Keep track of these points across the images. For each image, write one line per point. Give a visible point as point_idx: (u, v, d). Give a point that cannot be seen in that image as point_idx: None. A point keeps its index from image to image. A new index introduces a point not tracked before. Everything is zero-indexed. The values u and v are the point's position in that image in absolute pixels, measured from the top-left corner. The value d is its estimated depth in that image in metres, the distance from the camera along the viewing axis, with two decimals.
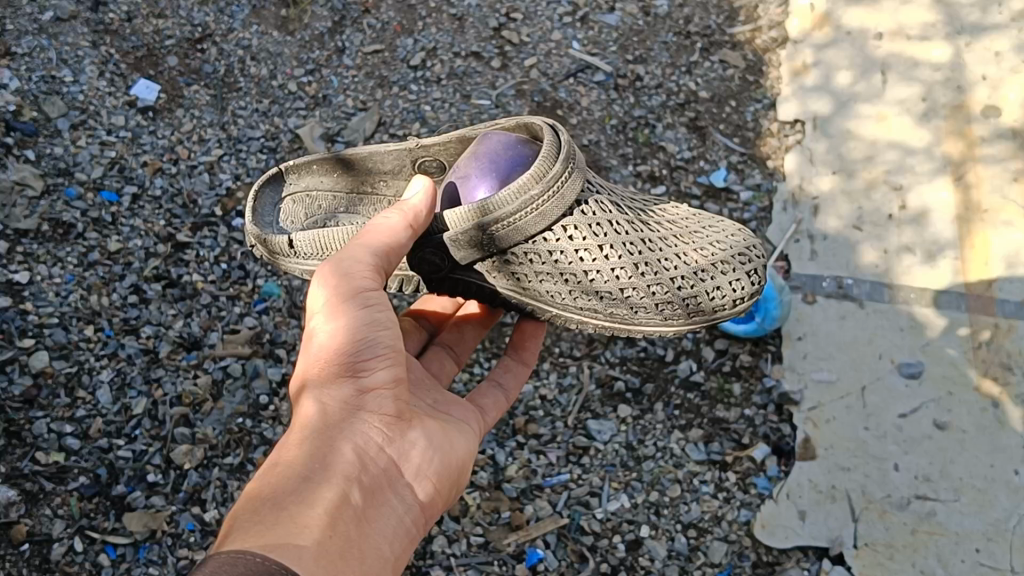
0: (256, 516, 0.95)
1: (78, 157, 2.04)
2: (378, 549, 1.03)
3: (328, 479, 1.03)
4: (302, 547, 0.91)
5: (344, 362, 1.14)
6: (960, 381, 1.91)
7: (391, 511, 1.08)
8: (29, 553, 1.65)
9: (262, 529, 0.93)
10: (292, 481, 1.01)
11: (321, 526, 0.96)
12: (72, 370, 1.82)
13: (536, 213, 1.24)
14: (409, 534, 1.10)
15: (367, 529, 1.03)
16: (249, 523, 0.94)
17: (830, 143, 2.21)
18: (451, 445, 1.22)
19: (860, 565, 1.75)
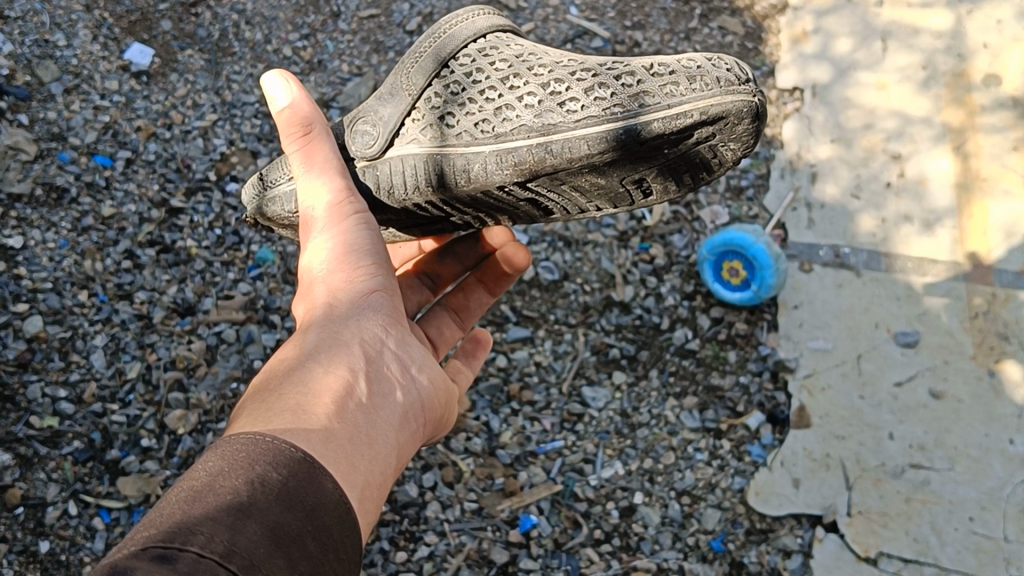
0: (262, 412, 0.89)
1: (71, 121, 2.01)
2: (390, 437, 0.96)
3: (334, 371, 0.95)
4: (310, 434, 0.85)
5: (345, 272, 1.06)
6: (956, 350, 1.91)
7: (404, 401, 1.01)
8: (23, 517, 1.66)
9: (267, 421, 0.87)
10: (295, 374, 0.94)
11: (328, 414, 0.90)
12: (66, 335, 1.82)
13: (444, 36, 1.14)
14: (416, 434, 1.03)
15: (379, 420, 0.96)
16: (254, 418, 0.87)
17: (829, 110, 2.18)
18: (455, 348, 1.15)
19: (854, 533, 1.77)
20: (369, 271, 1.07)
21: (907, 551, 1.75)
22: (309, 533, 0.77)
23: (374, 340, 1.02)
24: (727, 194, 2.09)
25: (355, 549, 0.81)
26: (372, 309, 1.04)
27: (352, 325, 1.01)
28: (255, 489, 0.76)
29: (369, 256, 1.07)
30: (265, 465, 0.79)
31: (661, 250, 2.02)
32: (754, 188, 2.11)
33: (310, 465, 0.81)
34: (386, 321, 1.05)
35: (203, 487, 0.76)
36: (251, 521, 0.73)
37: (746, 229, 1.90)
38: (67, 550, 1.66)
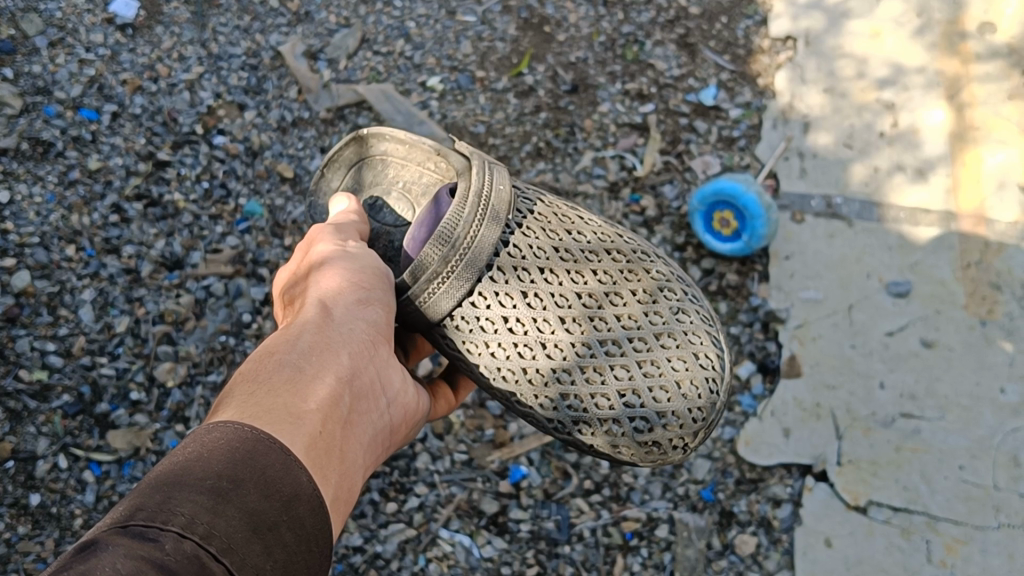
0: (252, 395, 0.90)
1: (57, 75, 1.99)
2: (358, 454, 0.98)
3: (324, 372, 0.97)
4: (297, 433, 0.86)
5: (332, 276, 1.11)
6: (948, 299, 1.90)
7: (371, 421, 1.03)
8: (13, 470, 1.67)
9: (263, 408, 0.88)
10: (285, 365, 0.96)
11: (317, 417, 0.91)
12: (54, 290, 1.81)
13: (443, 285, 1.16)
14: (377, 453, 1.05)
15: (354, 435, 0.97)
16: (244, 403, 0.88)
17: (820, 59, 2.16)
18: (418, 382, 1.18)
19: (843, 481, 1.78)
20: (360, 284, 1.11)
21: (896, 499, 1.75)
22: (283, 523, 0.78)
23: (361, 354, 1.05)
24: (718, 144, 2.08)
25: (321, 545, 0.82)
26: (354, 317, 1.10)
27: (340, 332, 1.04)
28: (235, 476, 0.77)
29: (363, 270, 1.13)
30: (246, 452, 0.80)
31: (651, 201, 2.01)
32: (746, 138, 2.09)
33: (288, 458, 0.82)
34: (371, 333, 1.08)
35: (185, 469, 0.76)
36: (230, 506, 0.74)
37: (737, 178, 1.88)
38: (58, 503, 1.67)
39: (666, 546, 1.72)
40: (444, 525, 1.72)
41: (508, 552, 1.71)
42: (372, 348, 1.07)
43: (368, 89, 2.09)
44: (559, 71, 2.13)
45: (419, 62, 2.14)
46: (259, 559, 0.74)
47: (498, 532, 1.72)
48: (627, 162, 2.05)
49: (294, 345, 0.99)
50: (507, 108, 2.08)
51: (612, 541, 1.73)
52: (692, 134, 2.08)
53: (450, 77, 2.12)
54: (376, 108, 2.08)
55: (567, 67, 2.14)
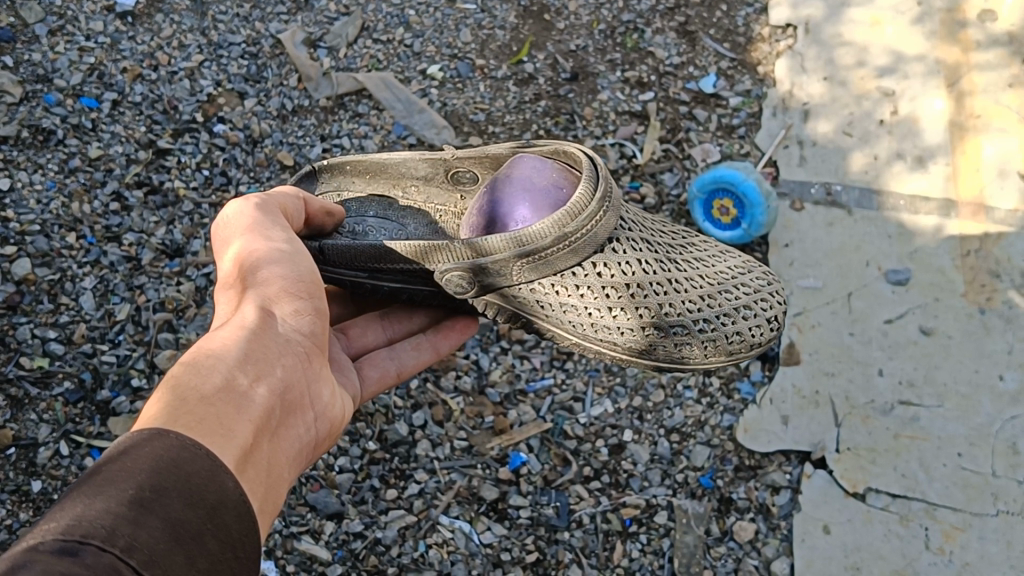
0: (183, 397, 0.87)
1: (56, 63, 2.02)
2: (282, 468, 0.96)
3: (255, 380, 0.95)
4: (227, 447, 0.84)
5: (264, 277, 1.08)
6: (948, 287, 1.90)
7: (296, 435, 1.01)
8: (14, 457, 1.68)
9: (193, 412, 0.85)
10: (217, 369, 0.93)
11: (246, 428, 0.89)
12: (54, 277, 1.83)
13: (568, 248, 1.26)
14: (302, 463, 1.03)
15: (278, 447, 0.96)
16: (175, 406, 0.85)
17: (821, 48, 2.16)
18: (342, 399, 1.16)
19: (842, 469, 1.78)
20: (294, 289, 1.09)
21: (895, 487, 1.76)
22: (208, 532, 0.76)
23: (293, 364, 1.02)
24: (718, 132, 2.08)
25: (249, 551, 0.80)
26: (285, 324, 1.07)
27: (275, 339, 1.02)
28: (160, 486, 0.75)
29: (296, 274, 1.10)
30: (172, 459, 0.77)
31: (650, 190, 2.00)
32: (746, 126, 2.09)
33: (215, 465, 0.81)
34: (303, 340, 1.06)
35: (111, 477, 0.74)
36: (153, 517, 0.72)
37: (736, 167, 1.90)
38: (60, 490, 1.67)
39: (665, 532, 1.73)
40: (444, 512, 1.73)
41: (508, 539, 1.71)
42: (304, 359, 1.05)
43: (368, 77, 2.09)
44: (559, 59, 2.13)
45: (419, 50, 2.14)
46: (182, 570, 0.72)
47: (498, 518, 1.73)
48: (627, 150, 2.04)
49: (227, 348, 0.96)
50: (507, 96, 2.08)
51: (611, 528, 1.73)
52: (692, 122, 2.09)
53: (450, 66, 2.12)
54: (376, 97, 2.07)
55: (567, 55, 2.14)
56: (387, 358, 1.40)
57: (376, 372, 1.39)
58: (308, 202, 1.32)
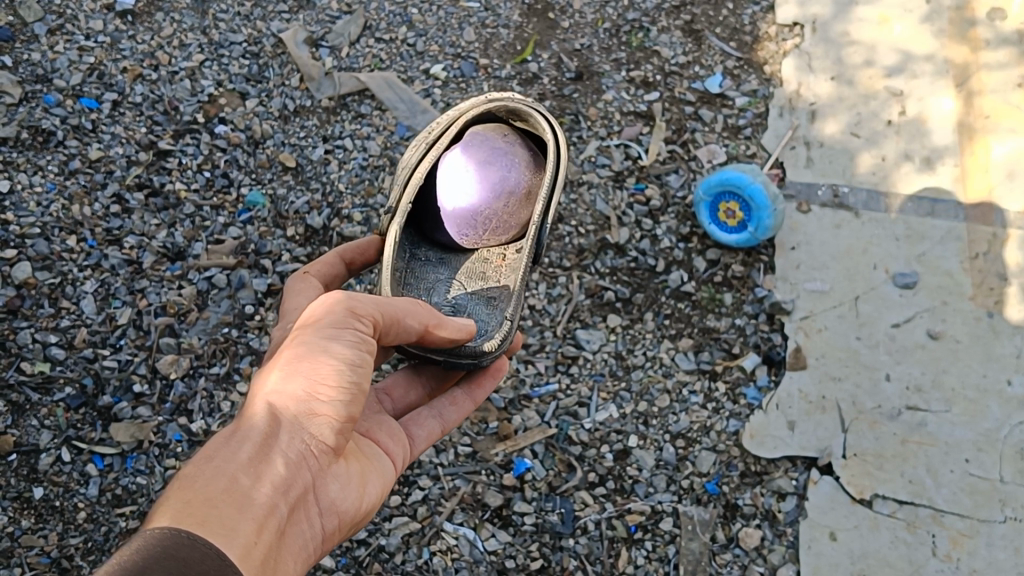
0: (192, 502, 0.88)
1: (56, 63, 2.00)
2: (284, 568, 0.97)
3: (260, 482, 0.96)
4: (232, 545, 0.86)
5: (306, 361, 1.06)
6: (955, 290, 1.89)
7: (299, 533, 1.02)
8: (16, 463, 1.67)
9: (199, 516, 0.86)
10: (225, 474, 0.94)
11: (252, 531, 0.90)
12: (55, 281, 1.81)
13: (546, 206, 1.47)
14: (302, 562, 1.03)
15: (281, 548, 0.96)
16: (181, 507, 0.86)
17: (829, 46, 2.14)
18: (363, 488, 1.14)
19: (848, 475, 1.76)
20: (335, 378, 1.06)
21: (902, 493, 1.74)
22: None
23: (304, 464, 1.03)
24: (724, 132, 2.06)
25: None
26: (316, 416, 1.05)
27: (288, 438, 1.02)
28: None
29: (345, 359, 1.07)
30: (183, 557, 0.79)
31: (656, 190, 2.00)
32: (752, 127, 2.07)
33: (223, 564, 0.82)
34: (324, 437, 1.05)
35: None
36: None
37: (743, 169, 1.87)
38: (62, 496, 1.66)
39: (670, 539, 1.72)
40: (448, 519, 1.72)
41: (512, 546, 1.71)
42: (317, 452, 1.05)
43: (370, 76, 2.07)
44: (563, 58, 2.11)
45: (422, 49, 2.12)
46: None
47: (502, 525, 1.72)
48: (632, 151, 2.04)
49: (233, 451, 0.97)
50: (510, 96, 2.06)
51: (616, 534, 1.72)
52: (698, 122, 2.07)
53: (453, 65, 2.10)
54: (378, 97, 2.05)
55: (572, 55, 2.12)
56: (431, 415, 1.40)
57: (423, 430, 1.38)
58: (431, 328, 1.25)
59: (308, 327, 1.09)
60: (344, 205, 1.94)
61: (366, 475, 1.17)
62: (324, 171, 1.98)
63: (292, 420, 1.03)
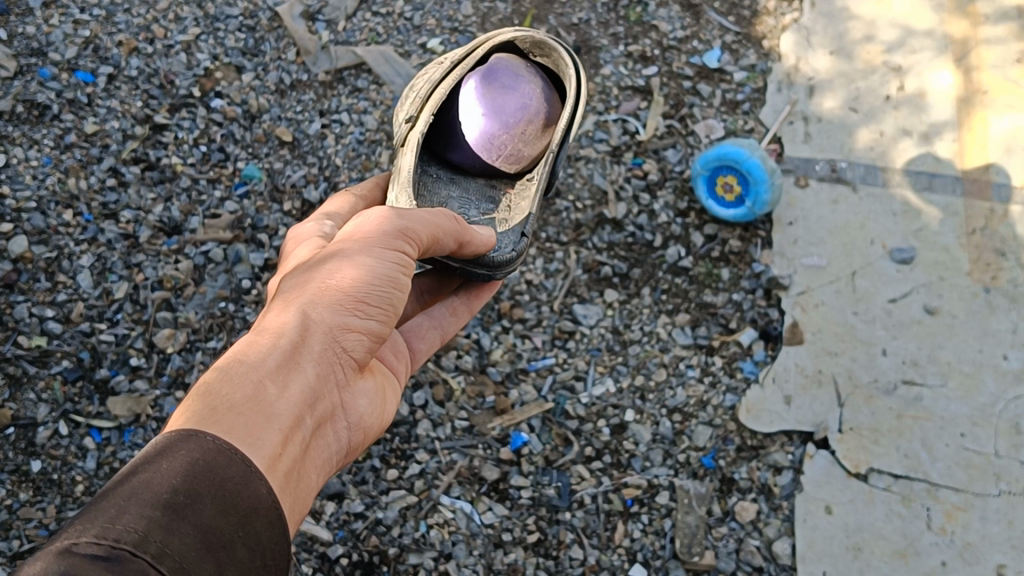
0: (220, 401, 0.89)
1: (50, 36, 1.99)
2: (308, 477, 0.98)
3: (290, 389, 0.97)
4: (257, 451, 0.86)
5: (347, 287, 1.07)
6: (952, 265, 1.89)
7: (322, 444, 1.03)
8: (13, 437, 1.67)
9: (228, 418, 0.87)
10: (254, 376, 0.94)
11: (281, 438, 0.91)
12: (51, 255, 1.80)
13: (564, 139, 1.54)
14: (322, 471, 1.04)
15: (306, 457, 0.97)
16: (211, 408, 0.87)
17: (828, 21, 2.14)
18: (379, 406, 1.15)
19: (844, 449, 1.77)
20: (369, 305, 1.08)
21: (897, 467, 1.74)
22: (238, 539, 0.78)
23: (332, 378, 1.04)
24: (722, 107, 2.06)
25: (271, 563, 0.83)
26: (351, 337, 1.06)
27: (323, 348, 1.02)
28: (192, 490, 0.77)
29: (377, 275, 1.09)
30: (208, 463, 0.80)
31: (654, 165, 2.00)
32: (750, 102, 2.07)
33: (249, 470, 0.83)
34: (351, 354, 1.06)
35: (146, 475, 0.76)
36: (184, 523, 0.74)
37: (741, 144, 1.86)
38: (59, 469, 1.66)
39: (667, 513, 1.73)
40: (445, 492, 1.72)
41: (509, 519, 1.71)
42: (345, 366, 1.06)
43: (367, 50, 2.06)
44: (561, 32, 2.10)
45: (419, 23, 2.11)
46: None
47: (499, 498, 1.73)
48: (629, 126, 2.03)
49: (266, 352, 0.97)
50: None
51: (613, 508, 1.73)
52: (696, 97, 2.06)
53: (451, 39, 2.09)
54: (375, 71, 2.05)
55: (570, 29, 2.11)
56: (432, 325, 1.42)
57: (423, 344, 1.39)
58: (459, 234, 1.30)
59: (349, 250, 1.11)
60: (341, 178, 1.94)
61: (382, 390, 1.17)
62: (321, 146, 1.98)
63: (329, 332, 1.04)
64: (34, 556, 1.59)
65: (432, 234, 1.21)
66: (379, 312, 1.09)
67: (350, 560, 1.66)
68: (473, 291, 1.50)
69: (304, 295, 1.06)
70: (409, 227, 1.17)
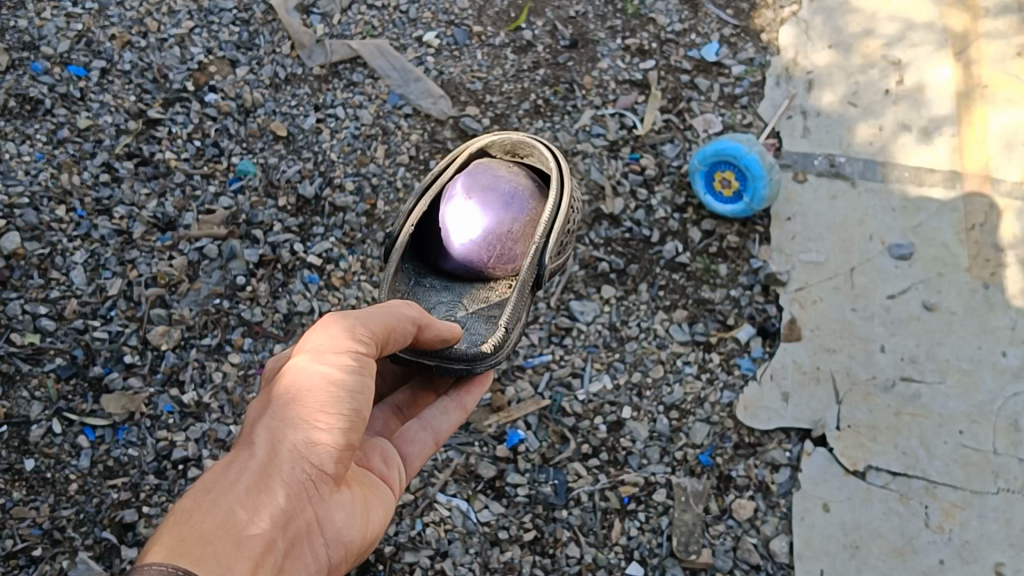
0: (181, 546, 0.91)
1: (43, 30, 1.99)
2: None
3: (256, 518, 0.98)
4: None
5: (308, 405, 1.07)
6: (951, 262, 1.87)
7: (303, 566, 1.03)
8: (7, 435, 1.66)
9: (187, 558, 0.89)
10: (216, 512, 0.97)
11: (243, 574, 0.92)
12: (44, 252, 1.80)
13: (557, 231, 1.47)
14: None
15: None
16: (173, 548, 0.90)
17: (827, 14, 2.12)
18: (368, 517, 1.14)
19: (842, 447, 1.76)
20: (332, 418, 1.06)
21: (895, 464, 1.74)
22: None
23: (304, 499, 1.04)
24: (720, 101, 2.04)
25: None
26: (319, 456, 1.06)
27: (286, 470, 1.03)
28: None
29: (340, 388, 1.08)
30: None
31: (652, 160, 1.98)
32: (749, 96, 2.05)
33: None
34: (323, 471, 1.06)
35: None
36: None
37: (738, 140, 1.86)
38: (53, 468, 1.65)
39: (664, 510, 1.72)
40: (441, 490, 1.72)
41: (505, 517, 1.70)
42: (317, 482, 1.06)
43: (363, 44, 2.04)
44: (558, 26, 2.10)
45: (415, 16, 2.10)
46: None
47: (495, 496, 1.72)
48: (627, 121, 2.02)
49: (233, 483, 1.00)
50: (505, 63, 2.05)
51: (609, 505, 1.72)
52: (694, 91, 2.05)
53: (447, 33, 2.08)
54: (370, 65, 2.03)
55: (567, 22, 2.10)
56: (421, 429, 1.37)
57: (415, 448, 1.35)
58: (422, 327, 1.26)
59: (306, 365, 1.10)
60: (336, 174, 1.93)
61: (370, 501, 1.16)
62: (317, 140, 1.96)
63: (292, 453, 1.05)
64: (27, 555, 1.59)
65: (388, 331, 1.17)
66: (349, 424, 1.08)
67: None
68: (463, 387, 1.45)
69: (271, 420, 1.07)
70: (367, 327, 1.14)
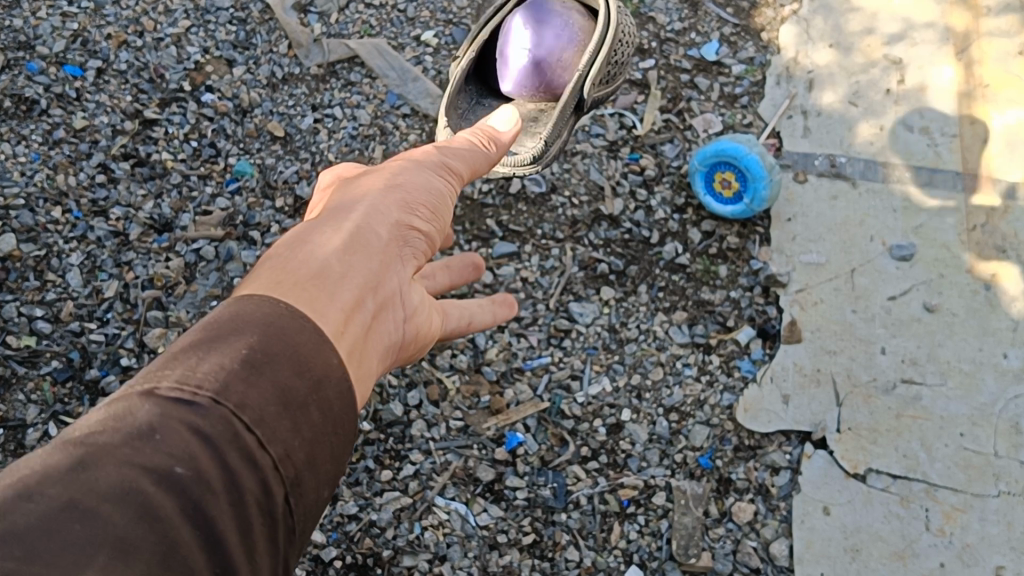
0: (284, 275, 0.94)
1: (38, 29, 2.00)
2: (373, 362, 1.01)
3: (354, 274, 1.00)
4: (324, 319, 0.90)
5: (396, 199, 1.13)
6: (952, 262, 1.86)
7: (387, 333, 1.07)
8: (3, 439, 1.66)
9: (296, 289, 0.92)
10: (317, 254, 0.99)
11: (343, 316, 0.94)
12: (40, 253, 1.79)
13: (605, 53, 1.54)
14: (384, 364, 1.07)
15: (371, 331, 1.01)
16: (280, 281, 0.92)
17: (828, 13, 2.11)
18: (424, 338, 1.21)
19: (842, 449, 1.75)
20: (417, 218, 1.14)
21: (895, 467, 1.73)
22: (311, 404, 0.82)
23: (395, 294, 1.08)
24: (720, 101, 2.03)
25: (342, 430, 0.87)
26: (402, 251, 1.11)
27: (387, 267, 1.07)
28: (268, 349, 0.82)
29: (422, 209, 1.16)
30: (279, 324, 0.85)
31: (651, 160, 1.97)
32: (749, 95, 2.04)
33: (320, 338, 0.87)
34: (407, 269, 1.11)
35: (223, 340, 0.81)
36: (264, 378, 0.80)
37: (739, 139, 1.84)
38: None
39: (664, 513, 1.71)
40: (440, 493, 1.71)
41: (504, 520, 1.70)
42: (403, 265, 1.11)
43: (361, 43, 2.03)
44: None
45: (413, 15, 2.08)
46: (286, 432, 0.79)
47: (494, 499, 1.71)
48: (626, 121, 2.01)
49: (325, 245, 1.01)
50: None
51: (609, 508, 1.71)
52: (694, 90, 2.04)
53: (445, 32, 2.06)
54: (368, 64, 2.02)
55: None
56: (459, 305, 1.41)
57: (454, 312, 1.38)
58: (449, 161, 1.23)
59: (394, 171, 1.18)
60: None
61: (433, 319, 1.23)
62: (314, 141, 1.94)
63: (388, 245, 1.08)
64: None
65: (471, 163, 1.26)
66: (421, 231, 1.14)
67: (343, 563, 1.66)
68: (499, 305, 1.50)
69: (353, 207, 1.10)
70: (453, 160, 1.23)
